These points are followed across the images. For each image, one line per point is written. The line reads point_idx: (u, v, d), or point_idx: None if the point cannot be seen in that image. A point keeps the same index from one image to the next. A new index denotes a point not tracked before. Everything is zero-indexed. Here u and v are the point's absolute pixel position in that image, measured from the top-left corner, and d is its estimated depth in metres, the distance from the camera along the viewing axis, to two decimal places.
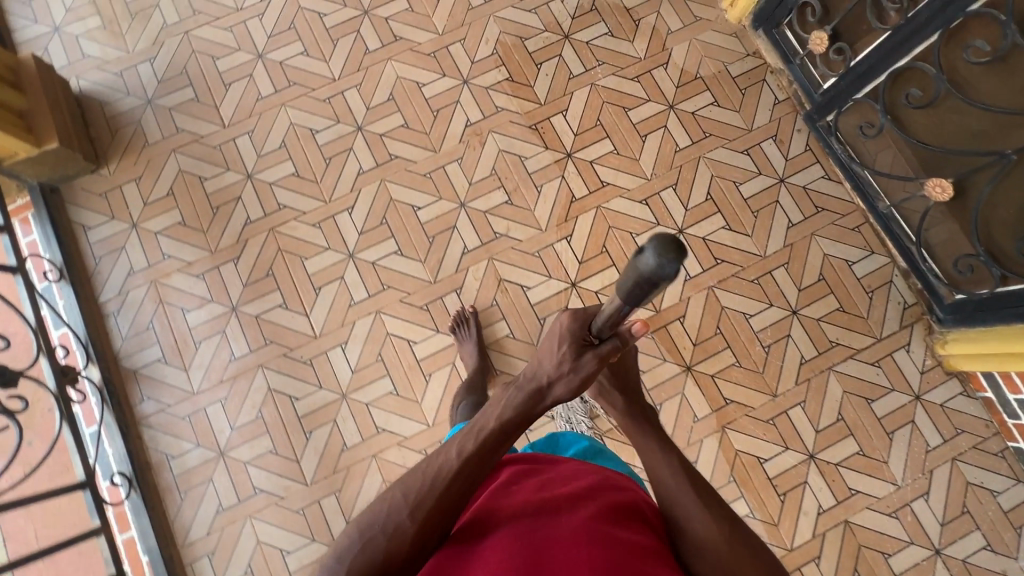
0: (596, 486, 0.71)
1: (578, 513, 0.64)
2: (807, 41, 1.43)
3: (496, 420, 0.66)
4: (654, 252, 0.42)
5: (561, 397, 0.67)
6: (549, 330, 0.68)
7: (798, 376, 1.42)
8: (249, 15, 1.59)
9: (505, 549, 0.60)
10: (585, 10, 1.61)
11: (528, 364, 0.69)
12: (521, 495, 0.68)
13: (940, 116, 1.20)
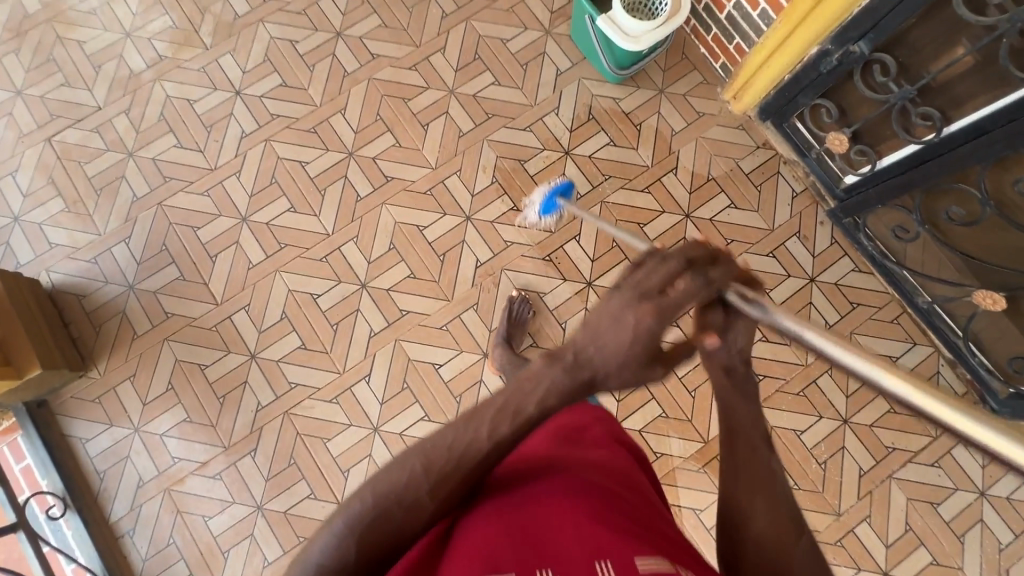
0: (582, 459, 0.72)
1: (568, 480, 0.65)
2: (823, 138, 1.36)
3: (538, 407, 0.57)
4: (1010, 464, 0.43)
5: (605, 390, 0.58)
6: (625, 318, 0.56)
7: (859, 488, 1.36)
8: (225, 174, 1.47)
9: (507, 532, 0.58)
10: (582, 121, 1.52)
11: (598, 339, 0.56)
12: (511, 473, 0.68)
13: (984, 234, 1.13)
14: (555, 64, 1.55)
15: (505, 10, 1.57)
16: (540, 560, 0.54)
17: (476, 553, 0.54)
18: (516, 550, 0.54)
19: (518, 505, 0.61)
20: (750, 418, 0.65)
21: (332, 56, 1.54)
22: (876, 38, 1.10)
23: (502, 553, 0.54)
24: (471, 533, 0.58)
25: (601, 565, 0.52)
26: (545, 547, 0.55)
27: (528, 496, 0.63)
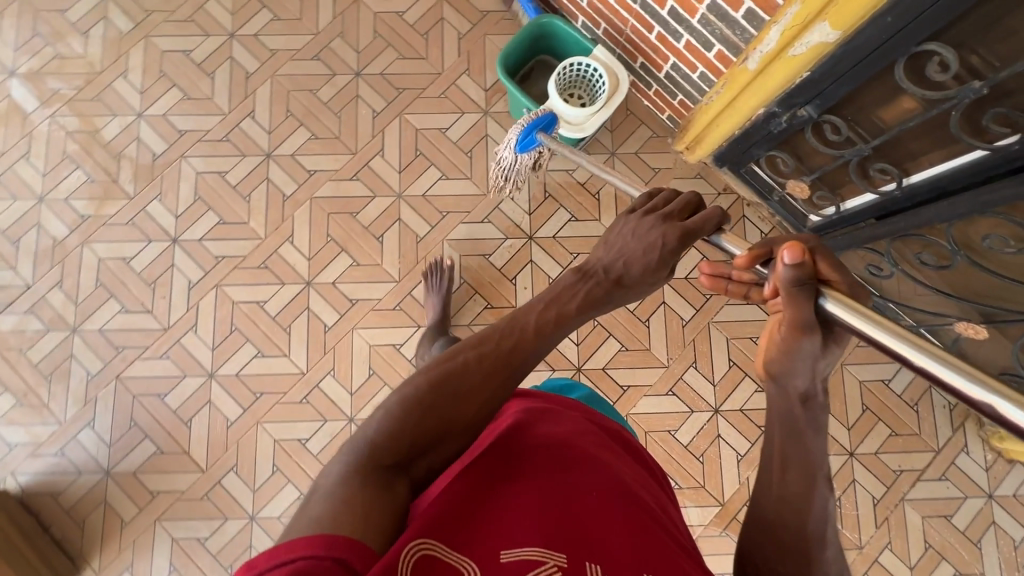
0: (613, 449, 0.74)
1: (610, 473, 0.66)
2: (782, 184, 1.35)
3: (573, 297, 0.77)
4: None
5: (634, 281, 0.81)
6: (646, 229, 0.82)
7: (875, 516, 1.39)
8: (180, 331, 1.39)
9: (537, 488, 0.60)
10: (539, 200, 1.47)
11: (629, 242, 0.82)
12: (556, 429, 0.71)
13: (959, 275, 1.12)
14: (500, 146, 1.49)
15: (437, 98, 1.50)
16: (587, 549, 0.54)
17: (526, 507, 0.56)
18: (564, 527, 0.55)
19: (565, 472, 0.63)
20: (797, 447, 0.64)
21: (267, 181, 1.46)
22: (822, 104, 1.07)
23: (551, 522, 0.55)
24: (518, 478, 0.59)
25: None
26: (591, 531, 0.56)
27: (575, 467, 0.64)
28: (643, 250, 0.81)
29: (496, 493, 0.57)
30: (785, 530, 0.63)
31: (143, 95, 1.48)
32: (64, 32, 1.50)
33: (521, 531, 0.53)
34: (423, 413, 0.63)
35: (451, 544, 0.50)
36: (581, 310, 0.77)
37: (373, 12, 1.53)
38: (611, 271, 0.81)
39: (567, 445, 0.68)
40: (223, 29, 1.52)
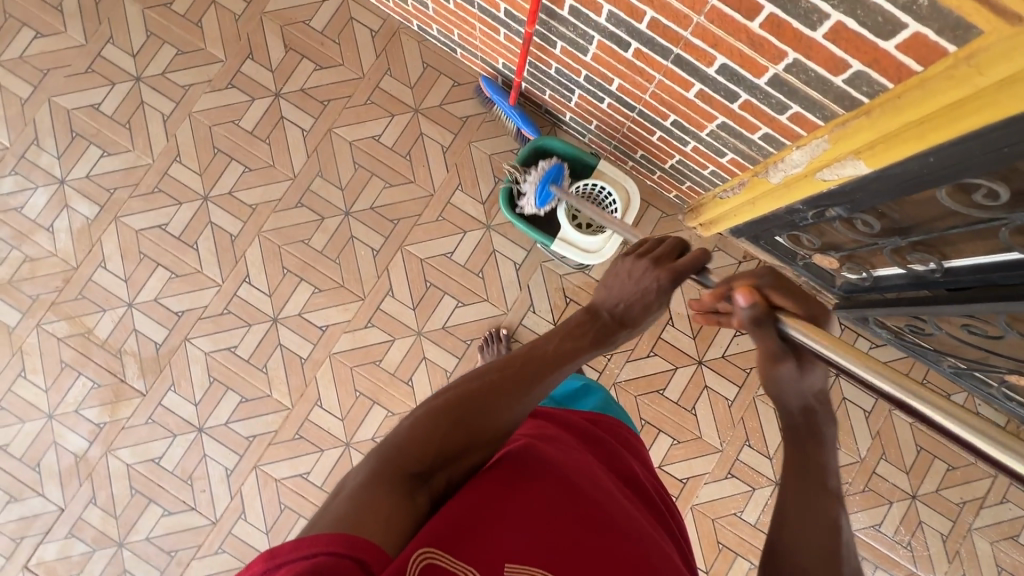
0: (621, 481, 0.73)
1: (613, 494, 0.68)
2: (807, 253, 1.32)
3: (577, 318, 0.81)
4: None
5: (631, 320, 0.82)
6: (635, 272, 0.82)
7: (946, 552, 1.42)
8: (229, 521, 1.35)
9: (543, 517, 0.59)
10: (562, 306, 1.42)
11: (618, 285, 0.83)
12: (563, 444, 0.73)
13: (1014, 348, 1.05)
14: (509, 259, 1.43)
15: (435, 222, 1.43)
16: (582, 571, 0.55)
17: (529, 520, 0.57)
18: (562, 546, 0.56)
19: (569, 484, 0.65)
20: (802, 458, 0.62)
21: (280, 347, 1.39)
22: (852, 208, 1.02)
23: (552, 539, 0.57)
24: (524, 491, 0.61)
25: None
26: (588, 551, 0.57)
27: (578, 480, 0.66)
28: (639, 293, 0.81)
29: (503, 507, 0.58)
30: (807, 558, 0.56)
31: (128, 283, 1.40)
32: (26, 233, 1.40)
33: (524, 549, 0.54)
34: (457, 422, 0.64)
35: (456, 554, 0.51)
36: (591, 344, 0.78)
37: (348, 141, 1.44)
38: (613, 311, 0.82)
39: (570, 459, 0.70)
40: (195, 193, 1.42)
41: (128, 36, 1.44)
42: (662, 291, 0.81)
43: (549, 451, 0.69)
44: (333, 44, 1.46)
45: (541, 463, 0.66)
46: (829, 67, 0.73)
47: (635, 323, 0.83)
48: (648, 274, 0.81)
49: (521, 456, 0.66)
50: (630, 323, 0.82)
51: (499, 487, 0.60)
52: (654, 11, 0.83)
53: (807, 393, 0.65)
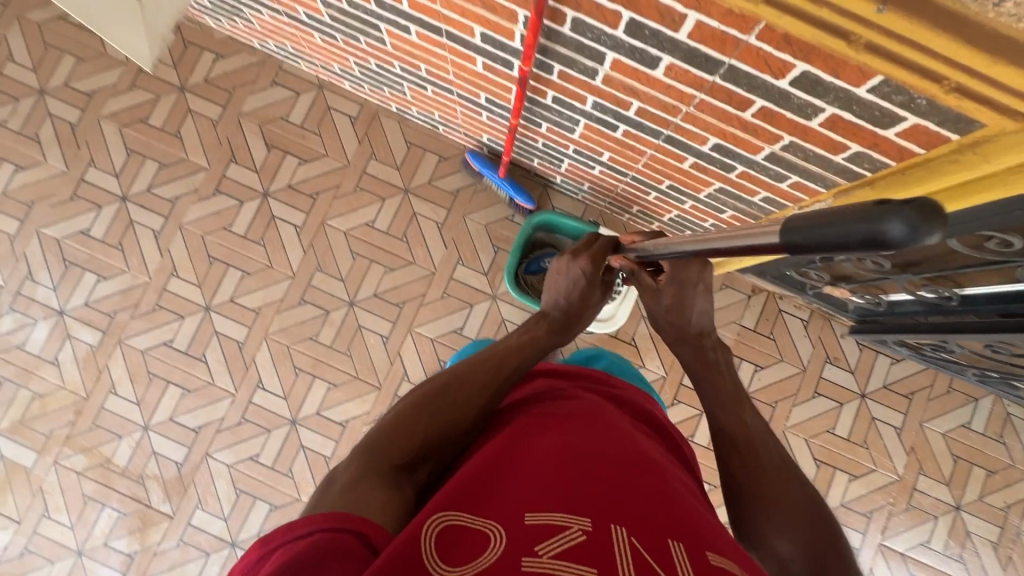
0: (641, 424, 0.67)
1: (641, 438, 0.61)
2: (816, 285, 1.31)
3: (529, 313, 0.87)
4: (908, 225, 0.34)
5: (578, 308, 0.85)
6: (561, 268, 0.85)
7: (999, 559, 1.41)
8: None
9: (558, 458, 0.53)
10: None
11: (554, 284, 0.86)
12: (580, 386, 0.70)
13: None
14: None
15: (440, 300, 1.42)
16: (612, 510, 0.47)
17: (549, 466, 0.51)
18: (589, 479, 0.50)
19: (590, 429, 0.58)
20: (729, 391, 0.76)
21: (303, 449, 1.37)
22: None
23: (576, 479, 0.49)
24: (540, 441, 0.55)
25: (673, 547, 0.45)
26: (615, 487, 0.50)
27: (601, 425, 0.60)
28: (570, 285, 0.84)
29: (518, 461, 0.52)
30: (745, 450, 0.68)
31: (141, 406, 1.38)
32: (32, 369, 1.38)
33: (546, 494, 0.48)
34: (434, 415, 0.64)
35: (471, 512, 0.47)
36: (548, 329, 0.83)
37: (343, 231, 1.43)
38: (560, 305, 0.85)
39: (591, 404, 0.64)
40: (196, 304, 1.41)
41: (109, 156, 1.44)
42: (587, 277, 0.82)
43: (562, 400, 0.65)
44: (314, 135, 1.45)
45: (560, 414, 0.61)
46: (828, 148, 0.72)
47: (585, 309, 0.85)
48: (569, 265, 0.84)
49: (534, 412, 0.62)
50: (582, 306, 0.85)
51: (514, 443, 0.56)
52: (641, 102, 0.82)
53: (703, 322, 0.80)
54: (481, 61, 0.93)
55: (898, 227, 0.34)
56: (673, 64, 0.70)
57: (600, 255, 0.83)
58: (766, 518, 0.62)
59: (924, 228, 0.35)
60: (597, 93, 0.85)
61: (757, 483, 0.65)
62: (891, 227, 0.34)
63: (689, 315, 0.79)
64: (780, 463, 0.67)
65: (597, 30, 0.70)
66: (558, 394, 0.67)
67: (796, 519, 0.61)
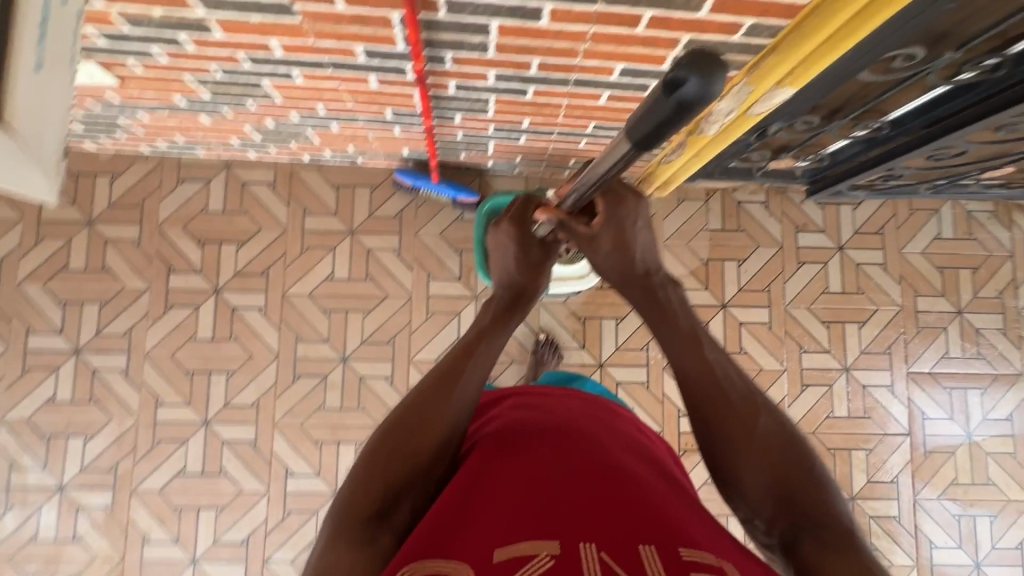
0: (616, 425, 0.63)
1: (616, 446, 0.58)
2: (762, 165, 1.35)
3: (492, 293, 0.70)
4: (698, 78, 0.34)
5: (529, 288, 0.70)
6: (502, 240, 0.70)
7: (1012, 340, 1.50)
8: None
9: (528, 484, 0.50)
10: (582, 328, 1.43)
11: (502, 265, 0.70)
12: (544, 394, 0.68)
13: (996, 146, 1.12)
14: None
15: (427, 321, 1.40)
16: (581, 528, 0.45)
17: (515, 496, 0.49)
18: (558, 504, 0.48)
19: (560, 439, 0.57)
20: (678, 325, 0.62)
21: None
22: (789, 118, 1.06)
23: (544, 505, 0.48)
24: (510, 461, 0.54)
25: (644, 551, 0.44)
26: (582, 502, 0.48)
27: (572, 433, 0.58)
28: (507, 258, 0.70)
29: (485, 492, 0.50)
30: (704, 382, 0.59)
31: (181, 542, 1.33)
32: (56, 554, 1.31)
33: (514, 523, 0.46)
34: (401, 441, 0.54)
35: (440, 554, 0.44)
36: (497, 314, 0.66)
37: (307, 295, 1.41)
38: (502, 284, 0.70)
39: (560, 411, 0.63)
40: (194, 422, 1.36)
41: (45, 316, 1.37)
42: (519, 243, 0.69)
43: (528, 410, 0.63)
44: (241, 215, 1.42)
45: (535, 432, 0.58)
46: (724, 32, 0.75)
47: (536, 288, 0.70)
48: (505, 231, 0.69)
49: (505, 425, 0.60)
50: (531, 283, 0.70)
51: (485, 466, 0.54)
52: (540, 57, 0.83)
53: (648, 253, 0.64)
54: (374, 77, 0.91)
55: (691, 81, 0.34)
56: (555, 9, 0.71)
57: (521, 215, 0.69)
58: (736, 462, 0.56)
59: (714, 83, 0.34)
60: (495, 65, 0.86)
61: (723, 423, 0.57)
62: (678, 77, 0.34)
63: (634, 256, 0.64)
64: (744, 392, 0.58)
65: (473, 4, 0.70)
66: (528, 403, 0.65)
67: (761, 458, 0.55)
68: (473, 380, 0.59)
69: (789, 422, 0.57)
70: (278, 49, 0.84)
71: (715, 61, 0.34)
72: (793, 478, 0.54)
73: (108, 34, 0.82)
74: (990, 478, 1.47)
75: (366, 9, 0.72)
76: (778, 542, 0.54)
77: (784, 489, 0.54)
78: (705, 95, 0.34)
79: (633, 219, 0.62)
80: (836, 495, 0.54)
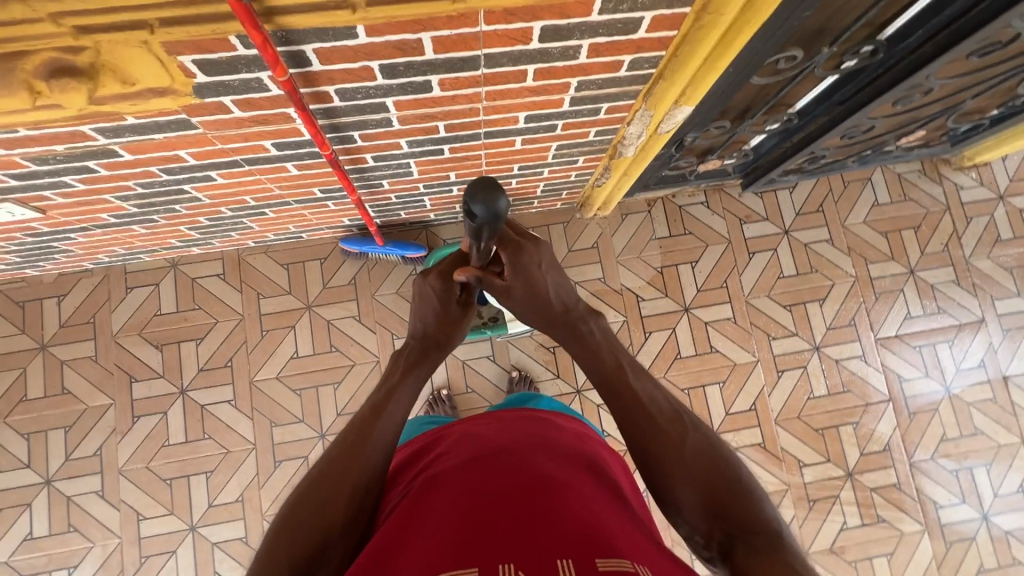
0: (550, 441, 0.61)
1: (544, 461, 0.56)
2: (693, 170, 1.39)
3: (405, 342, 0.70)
4: (479, 203, 0.44)
5: (437, 332, 0.71)
6: (421, 293, 0.69)
7: (967, 289, 1.54)
8: None
9: (449, 516, 0.49)
10: (552, 357, 1.43)
11: (419, 316, 0.70)
12: (485, 422, 0.67)
13: (900, 115, 1.17)
14: (482, 357, 1.43)
15: None
16: (499, 552, 0.43)
17: (437, 531, 0.47)
18: (476, 530, 0.46)
19: (492, 462, 0.56)
20: (600, 360, 0.64)
21: None
22: (701, 127, 1.11)
23: (463, 533, 0.46)
24: (441, 493, 0.52)
25: (561, 564, 0.42)
26: (502, 524, 0.46)
27: (502, 455, 0.57)
28: (426, 308, 0.70)
29: (413, 530, 0.49)
30: (631, 408, 0.60)
31: None
32: None
33: (437, 555, 0.44)
34: (317, 509, 0.53)
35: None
36: (407, 368, 0.67)
37: (275, 378, 1.40)
38: (417, 333, 0.71)
39: (497, 436, 0.62)
40: (180, 531, 1.33)
41: (11, 452, 1.34)
42: (440, 295, 0.69)
43: (467, 440, 0.62)
44: (196, 311, 1.41)
45: (463, 463, 0.57)
46: (608, 69, 0.78)
47: (449, 331, 0.71)
48: (422, 284, 0.69)
49: (437, 465, 0.58)
50: (443, 327, 0.71)
51: (413, 506, 0.52)
52: (444, 120, 0.86)
53: (564, 292, 0.67)
54: (291, 165, 0.94)
55: (476, 206, 0.44)
56: (442, 78, 0.73)
57: (449, 267, 0.67)
58: (670, 482, 0.56)
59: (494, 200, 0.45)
60: (404, 134, 0.88)
61: (654, 444, 0.57)
62: (471, 207, 0.45)
63: (549, 298, 0.66)
64: (671, 413, 0.59)
65: (362, 88, 0.72)
66: (461, 436, 0.63)
67: (694, 474, 0.55)
68: (384, 433, 0.58)
69: (715, 438, 0.58)
70: (190, 157, 0.86)
71: (491, 184, 0.45)
72: (722, 490, 0.54)
73: (17, 174, 0.83)
74: (977, 427, 1.48)
75: (262, 110, 0.75)
76: (717, 555, 0.53)
77: (712, 502, 0.54)
78: (492, 212, 0.45)
79: (538, 266, 0.63)
80: (767, 505, 0.53)
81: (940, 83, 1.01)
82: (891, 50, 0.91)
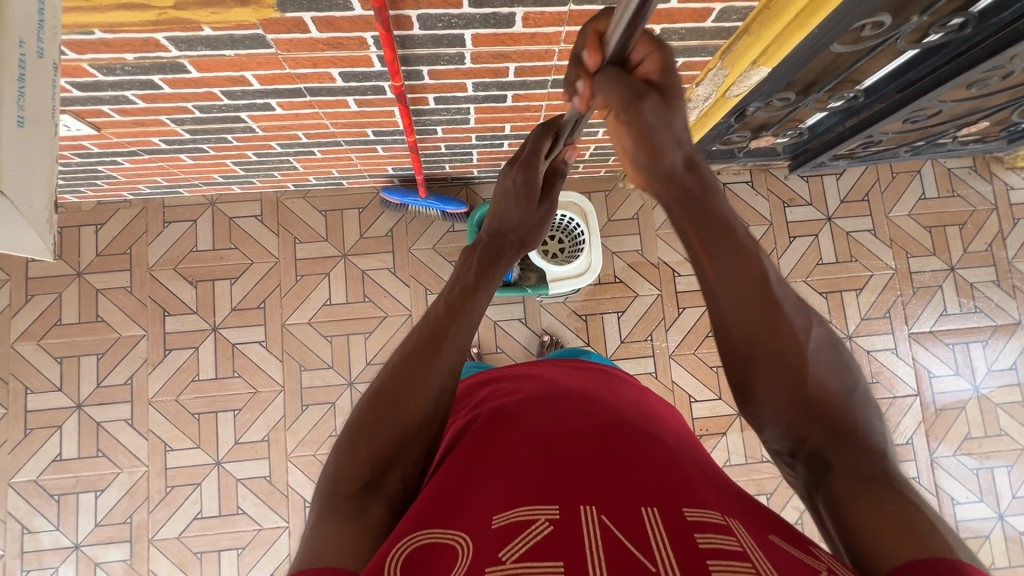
0: (616, 392, 0.59)
1: (616, 410, 0.53)
2: (745, 147, 1.36)
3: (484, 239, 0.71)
4: None
5: (514, 227, 0.71)
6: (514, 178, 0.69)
7: (1006, 291, 1.52)
8: None
9: (524, 453, 0.46)
10: (584, 326, 1.43)
11: (504, 204, 0.71)
12: (544, 367, 0.65)
13: (970, 101, 1.14)
14: (513, 319, 1.42)
15: None
16: (580, 490, 0.41)
17: (511, 465, 0.45)
18: (554, 468, 0.43)
19: (563, 405, 0.53)
20: (725, 234, 0.50)
21: None
22: (765, 97, 1.07)
23: (541, 469, 0.43)
24: (510, 429, 0.50)
25: (646, 514, 0.39)
26: (580, 464, 0.44)
27: (572, 399, 0.54)
28: (512, 204, 0.70)
29: (483, 461, 0.46)
30: (758, 285, 0.49)
31: None
32: None
33: (515, 488, 0.42)
34: (394, 402, 0.52)
35: (441, 525, 0.41)
36: (482, 266, 0.67)
37: (306, 323, 1.40)
38: (497, 227, 0.71)
39: (561, 381, 0.59)
40: (205, 465, 1.34)
41: (43, 374, 1.35)
42: (529, 185, 0.69)
43: (530, 381, 0.59)
44: (231, 251, 1.41)
45: (531, 403, 0.54)
46: (696, 19, 0.76)
47: (524, 232, 0.72)
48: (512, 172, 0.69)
49: (504, 401, 0.56)
50: (522, 224, 0.72)
51: (482, 436, 0.50)
52: (516, 62, 0.84)
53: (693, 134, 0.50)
54: (352, 99, 0.92)
55: None
56: (527, 13, 0.71)
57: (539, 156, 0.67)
58: (777, 374, 0.49)
59: None
60: (473, 74, 0.86)
61: (778, 340, 0.48)
62: None
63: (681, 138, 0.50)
64: (796, 301, 0.50)
65: (445, 16, 0.71)
66: (523, 380, 0.60)
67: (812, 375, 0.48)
68: (463, 331, 0.58)
69: (833, 335, 0.51)
70: (255, 80, 0.84)
71: None
72: (830, 401, 0.48)
73: (82, 83, 0.82)
74: (1002, 428, 1.48)
75: (341, 33, 0.73)
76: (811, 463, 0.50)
77: (814, 414, 0.49)
78: None
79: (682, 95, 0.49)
80: (873, 416, 0.50)
81: (1021, 66, 0.99)
82: (982, 25, 0.89)
